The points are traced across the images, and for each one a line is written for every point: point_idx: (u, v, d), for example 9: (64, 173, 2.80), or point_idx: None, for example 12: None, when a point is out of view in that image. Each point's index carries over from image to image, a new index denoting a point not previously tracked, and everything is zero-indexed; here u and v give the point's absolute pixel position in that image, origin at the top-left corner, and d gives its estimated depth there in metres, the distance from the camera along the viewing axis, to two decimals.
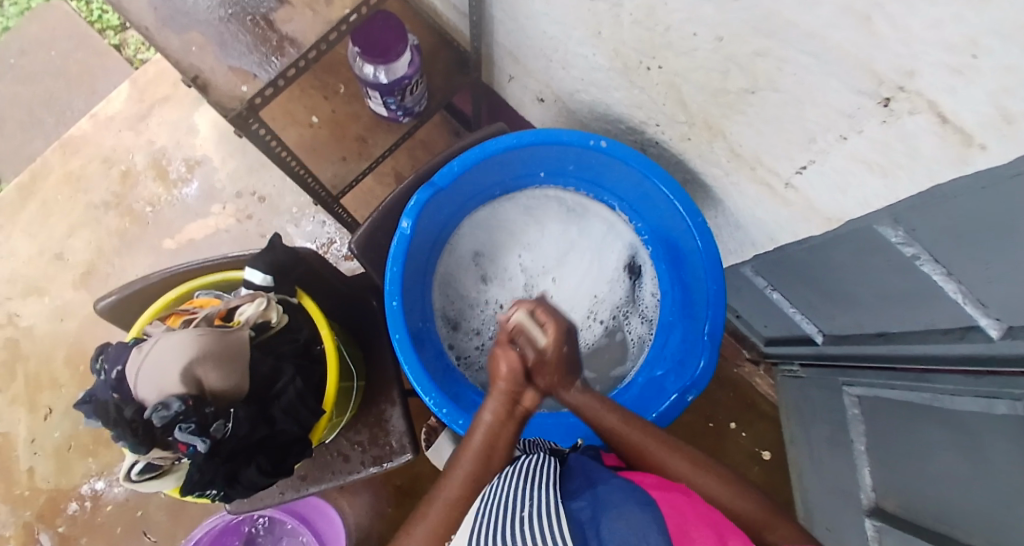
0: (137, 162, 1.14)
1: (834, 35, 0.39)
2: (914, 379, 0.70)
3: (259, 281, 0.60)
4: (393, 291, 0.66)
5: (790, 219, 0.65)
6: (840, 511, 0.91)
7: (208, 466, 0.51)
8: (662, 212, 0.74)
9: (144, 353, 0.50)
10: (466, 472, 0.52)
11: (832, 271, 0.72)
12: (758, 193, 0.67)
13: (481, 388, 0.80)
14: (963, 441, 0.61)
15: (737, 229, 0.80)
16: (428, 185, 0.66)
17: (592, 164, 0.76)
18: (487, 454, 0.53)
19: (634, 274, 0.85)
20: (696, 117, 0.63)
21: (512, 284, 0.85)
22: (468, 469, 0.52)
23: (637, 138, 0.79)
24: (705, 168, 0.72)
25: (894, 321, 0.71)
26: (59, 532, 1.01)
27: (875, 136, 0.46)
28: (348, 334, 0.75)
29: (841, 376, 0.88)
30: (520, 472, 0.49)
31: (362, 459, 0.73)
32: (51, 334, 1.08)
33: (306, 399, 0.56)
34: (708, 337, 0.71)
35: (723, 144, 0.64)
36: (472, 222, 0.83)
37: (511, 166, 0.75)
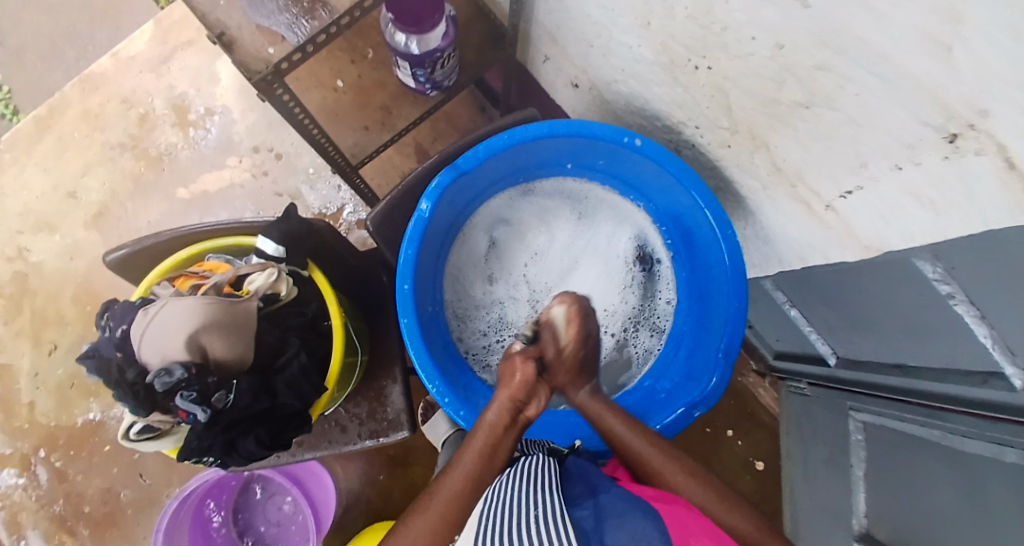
0: (156, 106, 1.11)
1: (907, 60, 0.36)
2: (925, 415, 0.68)
3: (271, 251, 0.59)
4: (406, 274, 0.64)
5: (825, 241, 0.63)
6: (828, 531, 0.91)
7: (207, 434, 0.51)
8: (691, 218, 0.71)
9: (150, 315, 0.49)
10: (462, 478, 0.49)
11: (858, 298, 0.69)
12: (794, 210, 0.64)
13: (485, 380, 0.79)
14: (965, 484, 0.60)
15: (765, 243, 0.77)
16: (451, 168, 0.64)
17: (622, 160, 0.73)
18: (490, 458, 0.52)
19: (646, 282, 0.83)
20: (740, 125, 0.60)
21: (521, 284, 0.83)
22: (468, 471, 0.50)
23: (672, 137, 0.76)
24: (741, 179, 0.70)
25: (913, 356, 0.69)
26: (56, 466, 1.03)
27: (932, 170, 0.42)
28: (356, 307, 0.74)
29: (849, 400, 0.86)
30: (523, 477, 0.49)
31: (359, 432, 0.73)
32: (59, 272, 1.08)
33: (309, 375, 0.56)
34: (722, 354, 0.69)
35: (765, 156, 0.61)
36: (485, 215, 0.81)
37: (538, 156, 0.73)
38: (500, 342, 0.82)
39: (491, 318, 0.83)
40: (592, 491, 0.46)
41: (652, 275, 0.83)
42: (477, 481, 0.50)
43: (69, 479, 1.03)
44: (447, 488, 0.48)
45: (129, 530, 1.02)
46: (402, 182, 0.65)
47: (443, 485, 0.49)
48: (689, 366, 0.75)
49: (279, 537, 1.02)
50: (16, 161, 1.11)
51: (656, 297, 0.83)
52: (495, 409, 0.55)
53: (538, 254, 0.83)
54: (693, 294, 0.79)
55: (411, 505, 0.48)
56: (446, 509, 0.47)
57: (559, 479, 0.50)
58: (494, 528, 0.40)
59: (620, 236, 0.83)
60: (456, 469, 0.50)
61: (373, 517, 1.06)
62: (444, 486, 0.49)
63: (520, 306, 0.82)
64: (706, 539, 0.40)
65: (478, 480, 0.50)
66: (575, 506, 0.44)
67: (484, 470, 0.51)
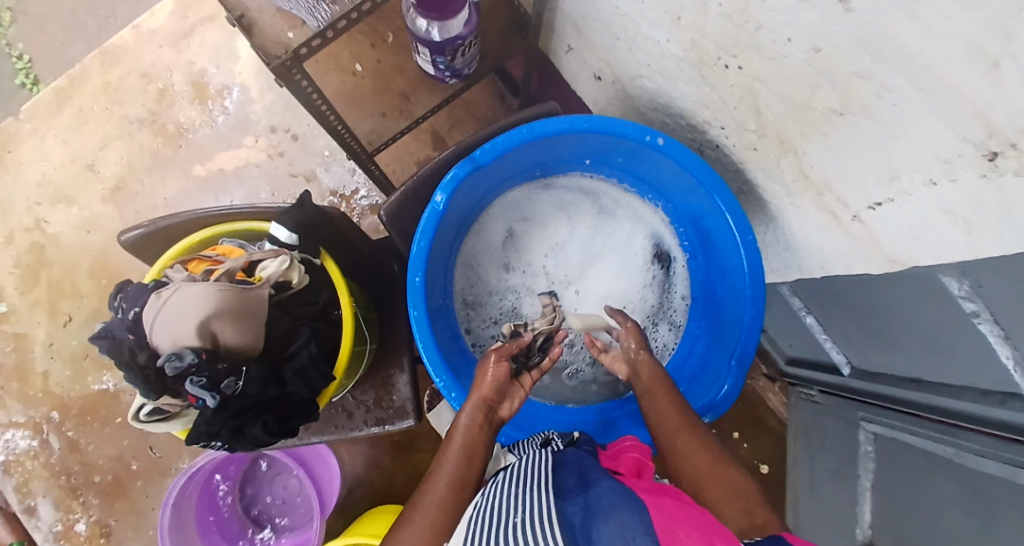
0: (174, 82, 1.11)
1: (953, 73, 0.34)
2: (939, 431, 0.67)
3: (284, 238, 0.59)
4: (418, 266, 0.64)
5: (849, 252, 0.61)
6: (831, 542, 0.90)
7: (215, 419, 0.51)
8: (710, 221, 0.70)
9: (162, 299, 0.49)
10: (445, 481, 0.51)
11: (878, 311, 0.68)
12: (818, 219, 0.62)
13: None
14: (975, 504, 0.59)
15: (785, 249, 0.76)
16: (468, 160, 0.63)
17: (643, 158, 0.71)
18: (471, 454, 0.53)
19: (666, 277, 0.81)
20: (768, 128, 0.58)
21: (537, 276, 0.80)
22: (450, 471, 0.51)
23: (695, 136, 0.74)
24: (765, 183, 0.68)
25: (931, 372, 0.67)
26: (69, 435, 1.05)
27: (967, 188, 0.40)
28: (366, 296, 0.74)
29: (861, 411, 0.85)
30: (513, 478, 0.48)
31: (365, 419, 0.73)
32: (77, 244, 1.09)
33: (318, 365, 0.56)
34: (735, 361, 0.68)
35: (793, 162, 0.59)
36: (503, 203, 0.79)
37: (557, 150, 0.71)
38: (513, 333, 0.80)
39: (504, 308, 0.81)
40: (583, 486, 0.44)
41: (669, 273, 0.81)
42: (464, 480, 0.51)
43: (81, 448, 1.05)
44: (432, 495, 0.50)
45: (138, 500, 1.04)
46: (418, 172, 0.64)
47: (428, 491, 0.50)
48: (700, 374, 0.74)
49: (285, 510, 1.05)
50: (36, 131, 1.11)
51: (672, 295, 0.81)
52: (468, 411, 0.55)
53: (557, 247, 0.80)
54: (708, 298, 0.77)
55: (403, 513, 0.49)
56: (434, 516, 0.48)
57: (550, 473, 0.48)
58: (483, 537, 0.38)
59: (641, 231, 0.81)
60: (438, 473, 0.52)
61: (376, 501, 1.07)
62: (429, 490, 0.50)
63: (536, 298, 0.80)
64: (696, 530, 0.38)
65: (464, 485, 0.51)
66: (564, 502, 0.41)
67: (465, 474, 0.51)
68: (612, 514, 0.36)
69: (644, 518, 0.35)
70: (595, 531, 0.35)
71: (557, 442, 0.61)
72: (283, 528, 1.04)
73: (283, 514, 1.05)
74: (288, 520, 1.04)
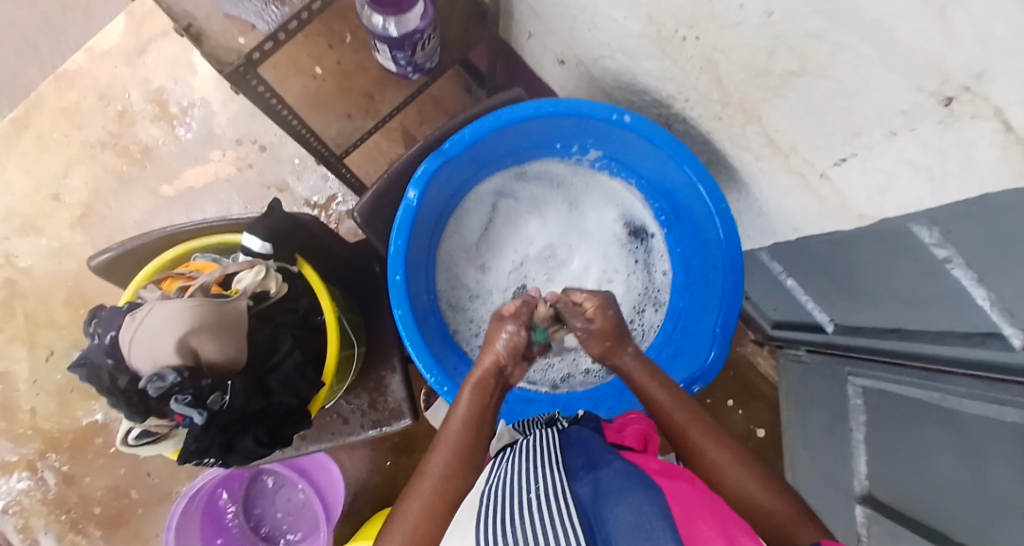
0: (134, 101, 1.08)
1: (904, 24, 0.34)
2: (925, 377, 0.69)
3: (258, 248, 0.57)
4: (397, 265, 0.62)
5: (819, 212, 0.62)
6: (830, 497, 0.92)
7: (205, 436, 0.50)
8: (684, 196, 0.70)
9: (137, 321, 0.48)
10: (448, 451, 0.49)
11: (855, 267, 0.69)
12: (788, 182, 0.62)
13: None
14: (964, 444, 0.61)
15: (759, 216, 0.76)
16: (438, 154, 0.62)
17: (612, 139, 0.71)
18: (476, 424, 0.52)
19: (645, 261, 0.81)
20: (731, 96, 0.59)
21: (514, 269, 0.80)
22: (455, 440, 0.50)
23: (662, 111, 0.74)
24: (735, 152, 0.68)
25: (908, 321, 0.69)
26: (61, 469, 1.03)
27: (928, 137, 0.41)
28: (350, 299, 0.74)
29: (848, 365, 0.87)
30: (522, 452, 0.49)
31: (362, 422, 0.74)
32: (50, 275, 1.07)
33: (303, 373, 0.56)
34: (719, 330, 0.68)
35: (758, 128, 0.59)
36: (476, 196, 0.78)
37: (527, 137, 0.71)
38: None
39: (486, 310, 0.80)
40: (593, 463, 0.46)
41: (646, 250, 0.81)
42: (471, 453, 0.50)
43: (76, 482, 1.03)
44: (435, 469, 0.48)
45: (140, 527, 1.03)
46: (388, 171, 0.63)
47: (431, 460, 0.49)
48: (688, 345, 0.74)
49: (296, 523, 1.04)
50: None
51: (653, 271, 0.81)
52: (470, 391, 0.54)
53: (531, 239, 0.80)
54: (688, 269, 0.78)
55: (407, 488, 0.48)
56: (440, 488, 0.47)
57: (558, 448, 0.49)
58: (498, 503, 0.40)
59: (611, 214, 0.81)
60: (442, 446, 0.50)
61: (380, 503, 1.07)
62: (432, 461, 0.49)
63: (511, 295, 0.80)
64: (708, 514, 0.39)
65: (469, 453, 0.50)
66: (579, 482, 0.42)
67: (469, 444, 0.50)
68: (627, 495, 0.37)
69: (660, 503, 0.36)
70: (607, 511, 0.36)
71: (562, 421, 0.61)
72: (294, 542, 1.03)
73: (293, 529, 1.03)
74: (300, 532, 1.03)
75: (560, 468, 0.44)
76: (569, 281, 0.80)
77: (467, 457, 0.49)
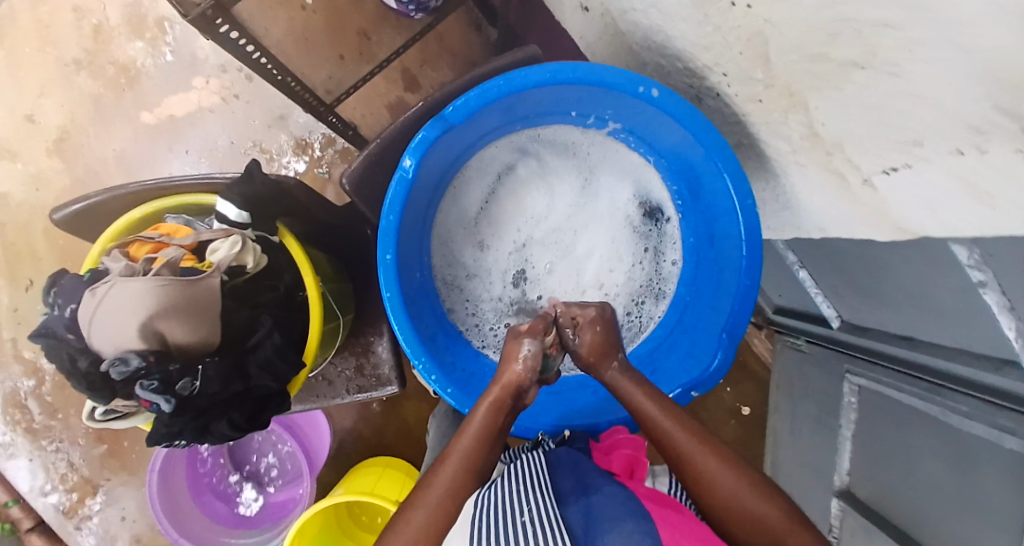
0: (109, 15, 0.97)
1: (997, 33, 0.27)
2: (926, 389, 0.66)
3: (233, 216, 0.52)
4: (388, 242, 0.56)
5: (851, 217, 0.55)
6: (809, 485, 0.93)
7: (176, 421, 0.47)
8: (708, 184, 0.63)
9: (97, 298, 0.44)
10: (455, 467, 0.49)
11: (880, 272, 0.64)
12: (823, 181, 0.56)
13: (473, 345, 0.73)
14: (958, 459, 0.60)
15: (783, 208, 0.67)
16: (437, 119, 0.55)
17: (633, 113, 0.63)
18: (486, 442, 0.52)
19: (654, 250, 0.74)
20: (776, 78, 0.50)
21: (514, 249, 0.74)
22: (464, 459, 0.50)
23: (693, 82, 0.64)
24: (770, 139, 0.59)
25: (926, 332, 0.65)
26: (48, 401, 1.03)
27: (998, 163, 0.34)
28: (337, 264, 0.70)
29: (846, 363, 0.85)
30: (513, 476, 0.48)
31: (347, 386, 0.73)
32: (28, 203, 1.01)
33: (284, 355, 0.52)
34: (726, 334, 0.62)
35: (802, 118, 0.52)
36: (478, 162, 0.71)
37: (536, 104, 0.63)
38: (492, 315, 0.74)
39: (484, 290, 0.75)
40: (583, 489, 0.45)
41: (658, 236, 0.74)
42: (474, 470, 0.50)
43: (64, 414, 1.04)
44: (442, 483, 0.48)
45: (129, 460, 1.05)
46: (381, 134, 0.56)
47: (438, 474, 0.49)
48: (688, 349, 0.68)
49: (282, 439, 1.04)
50: None
51: (661, 258, 0.75)
52: (485, 406, 0.53)
53: (535, 219, 0.73)
54: (698, 264, 0.71)
55: (410, 497, 0.48)
56: (443, 501, 0.47)
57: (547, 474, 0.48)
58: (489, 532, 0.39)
59: (625, 193, 0.74)
60: (450, 459, 0.50)
61: (367, 452, 1.09)
62: (438, 476, 0.49)
63: (511, 276, 0.75)
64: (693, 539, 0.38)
65: (475, 471, 0.50)
66: (568, 509, 0.42)
67: (477, 463, 0.50)
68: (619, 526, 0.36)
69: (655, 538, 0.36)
70: None
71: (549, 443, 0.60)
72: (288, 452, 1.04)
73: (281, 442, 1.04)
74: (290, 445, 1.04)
75: (548, 494, 0.44)
76: (571, 267, 0.74)
77: (473, 475, 0.49)
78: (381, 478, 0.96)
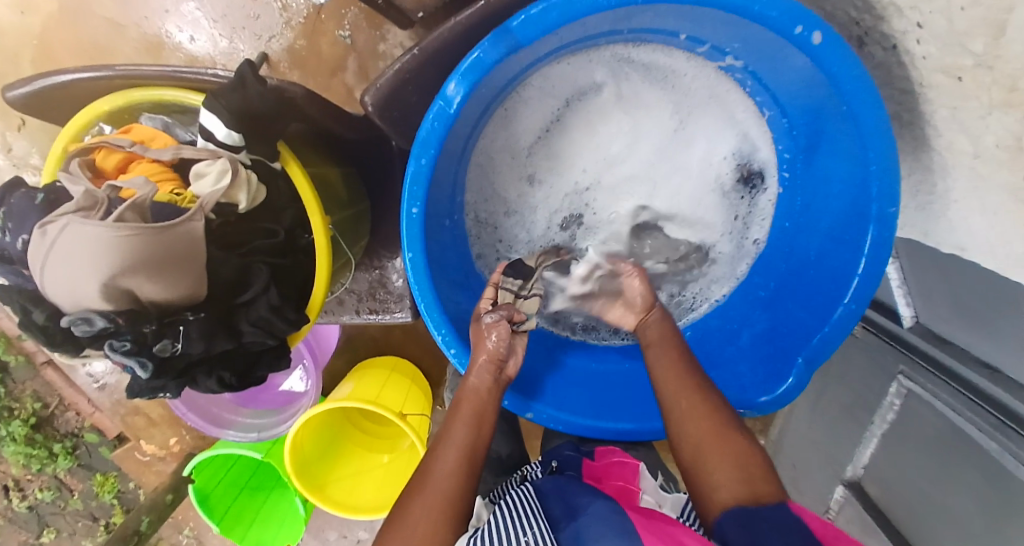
0: None
1: None
2: (990, 423, 0.54)
3: (222, 137, 0.41)
4: (416, 194, 0.45)
5: (1016, 255, 0.40)
6: (815, 465, 0.91)
7: (156, 382, 0.41)
8: (844, 162, 0.48)
9: (48, 240, 0.35)
10: (453, 453, 0.45)
11: (1001, 300, 0.52)
12: (993, 202, 0.41)
13: None
14: (1002, 511, 0.52)
15: (915, 207, 0.54)
16: (500, 33, 0.40)
17: (768, 52, 0.46)
18: (479, 421, 0.48)
19: (740, 221, 0.63)
20: (1001, 60, 0.36)
21: (570, 190, 0.64)
22: (458, 446, 0.46)
23: (863, 19, 0.49)
24: (946, 128, 0.45)
25: (1018, 365, 0.52)
26: None
27: None
28: (350, 184, 0.59)
29: (902, 363, 0.71)
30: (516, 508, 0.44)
31: (357, 307, 0.67)
32: (7, 27, 0.83)
33: (283, 314, 0.44)
34: (803, 358, 0.52)
35: (1011, 121, 0.37)
36: (550, 79, 0.56)
37: (639, 20, 0.46)
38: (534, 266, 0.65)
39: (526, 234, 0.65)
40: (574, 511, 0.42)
41: (749, 206, 0.62)
42: (473, 454, 0.46)
43: None
44: (440, 473, 0.44)
45: None
46: (418, 46, 0.44)
47: (435, 461, 0.45)
48: (750, 354, 0.59)
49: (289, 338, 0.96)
50: None
51: (745, 232, 0.63)
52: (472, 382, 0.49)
53: (603, 160, 0.62)
54: (790, 253, 0.59)
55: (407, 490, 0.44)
56: (445, 490, 0.43)
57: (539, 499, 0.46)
58: None
59: (723, 145, 0.61)
60: (444, 446, 0.46)
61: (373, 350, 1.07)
62: (435, 465, 0.45)
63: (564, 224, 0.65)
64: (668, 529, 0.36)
65: (474, 454, 0.46)
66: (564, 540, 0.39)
67: (473, 444, 0.46)
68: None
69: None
70: None
71: (536, 475, 0.57)
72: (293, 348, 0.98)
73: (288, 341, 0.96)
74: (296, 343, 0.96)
75: (541, 520, 0.42)
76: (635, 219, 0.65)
77: (472, 458, 0.46)
78: (387, 381, 0.93)
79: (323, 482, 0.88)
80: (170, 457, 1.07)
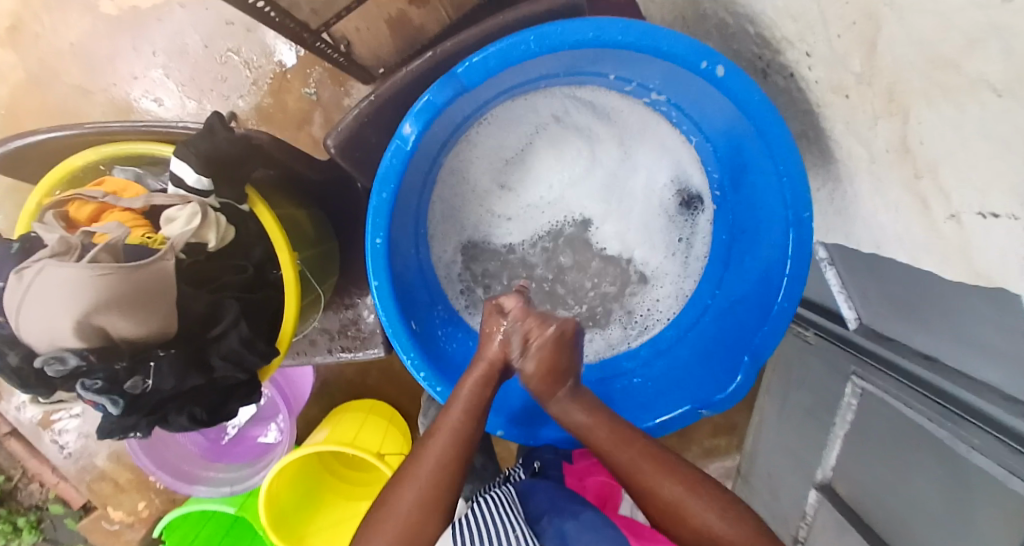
0: None
1: None
2: (937, 412, 0.57)
3: (192, 182, 0.44)
4: (378, 224, 0.49)
5: (916, 243, 0.46)
6: (788, 472, 0.93)
7: (127, 420, 0.42)
8: (764, 178, 0.54)
9: (23, 284, 0.37)
10: (444, 444, 0.48)
11: (920, 290, 0.57)
12: (892, 200, 0.47)
13: (454, 317, 0.66)
14: (955, 492, 0.55)
15: (835, 212, 0.60)
16: (446, 78, 0.45)
17: (686, 86, 0.53)
18: (473, 418, 0.50)
19: (682, 243, 0.68)
20: (877, 77, 0.41)
21: (527, 217, 0.68)
22: (451, 436, 0.48)
23: (763, 53, 0.56)
24: (844, 139, 0.51)
25: (950, 351, 0.56)
26: None
27: None
28: (317, 224, 0.62)
29: (854, 363, 0.75)
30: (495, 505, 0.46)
31: (330, 346, 0.68)
32: None
33: (254, 346, 0.46)
34: (749, 358, 0.56)
35: (891, 129, 0.43)
36: (505, 113, 0.61)
37: (572, 62, 0.52)
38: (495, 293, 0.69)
39: (488, 258, 0.69)
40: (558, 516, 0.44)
41: (690, 228, 0.67)
42: (464, 448, 0.48)
43: None
44: (429, 462, 0.46)
45: None
46: (374, 92, 0.48)
47: (424, 453, 0.47)
48: (703, 360, 0.63)
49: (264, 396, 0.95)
50: None
51: (688, 251, 0.68)
52: (472, 384, 0.51)
53: (555, 190, 0.67)
54: (729, 264, 0.64)
55: (395, 480, 0.46)
56: (432, 481, 0.45)
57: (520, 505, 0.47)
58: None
59: (662, 174, 0.66)
60: (436, 437, 0.48)
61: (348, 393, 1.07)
62: (425, 454, 0.47)
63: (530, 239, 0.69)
64: None
65: (465, 447, 0.48)
66: (545, 542, 0.40)
67: (466, 438, 0.49)
68: None
69: None
70: None
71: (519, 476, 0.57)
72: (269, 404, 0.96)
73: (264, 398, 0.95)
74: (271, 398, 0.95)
75: (526, 524, 0.43)
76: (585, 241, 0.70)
77: (463, 451, 0.48)
78: (364, 423, 0.93)
79: (302, 534, 0.86)
80: (140, 523, 1.02)
